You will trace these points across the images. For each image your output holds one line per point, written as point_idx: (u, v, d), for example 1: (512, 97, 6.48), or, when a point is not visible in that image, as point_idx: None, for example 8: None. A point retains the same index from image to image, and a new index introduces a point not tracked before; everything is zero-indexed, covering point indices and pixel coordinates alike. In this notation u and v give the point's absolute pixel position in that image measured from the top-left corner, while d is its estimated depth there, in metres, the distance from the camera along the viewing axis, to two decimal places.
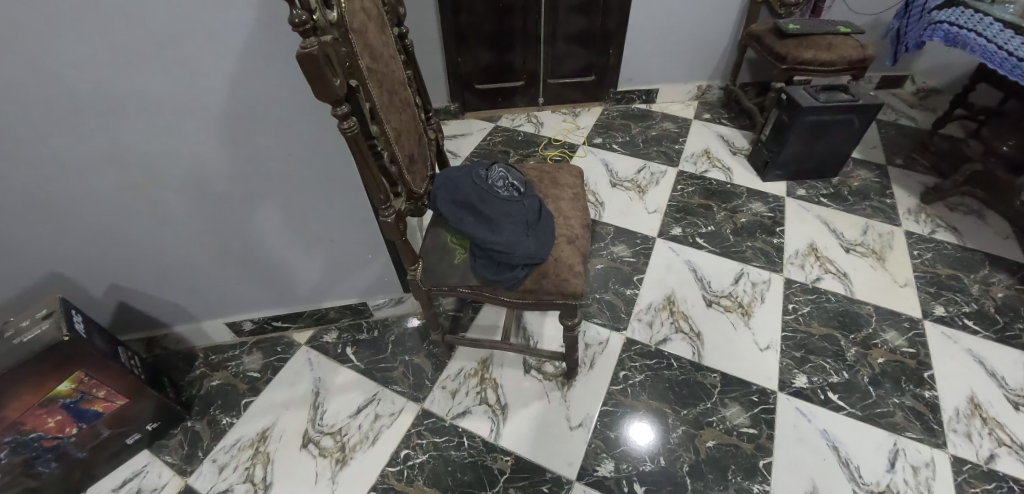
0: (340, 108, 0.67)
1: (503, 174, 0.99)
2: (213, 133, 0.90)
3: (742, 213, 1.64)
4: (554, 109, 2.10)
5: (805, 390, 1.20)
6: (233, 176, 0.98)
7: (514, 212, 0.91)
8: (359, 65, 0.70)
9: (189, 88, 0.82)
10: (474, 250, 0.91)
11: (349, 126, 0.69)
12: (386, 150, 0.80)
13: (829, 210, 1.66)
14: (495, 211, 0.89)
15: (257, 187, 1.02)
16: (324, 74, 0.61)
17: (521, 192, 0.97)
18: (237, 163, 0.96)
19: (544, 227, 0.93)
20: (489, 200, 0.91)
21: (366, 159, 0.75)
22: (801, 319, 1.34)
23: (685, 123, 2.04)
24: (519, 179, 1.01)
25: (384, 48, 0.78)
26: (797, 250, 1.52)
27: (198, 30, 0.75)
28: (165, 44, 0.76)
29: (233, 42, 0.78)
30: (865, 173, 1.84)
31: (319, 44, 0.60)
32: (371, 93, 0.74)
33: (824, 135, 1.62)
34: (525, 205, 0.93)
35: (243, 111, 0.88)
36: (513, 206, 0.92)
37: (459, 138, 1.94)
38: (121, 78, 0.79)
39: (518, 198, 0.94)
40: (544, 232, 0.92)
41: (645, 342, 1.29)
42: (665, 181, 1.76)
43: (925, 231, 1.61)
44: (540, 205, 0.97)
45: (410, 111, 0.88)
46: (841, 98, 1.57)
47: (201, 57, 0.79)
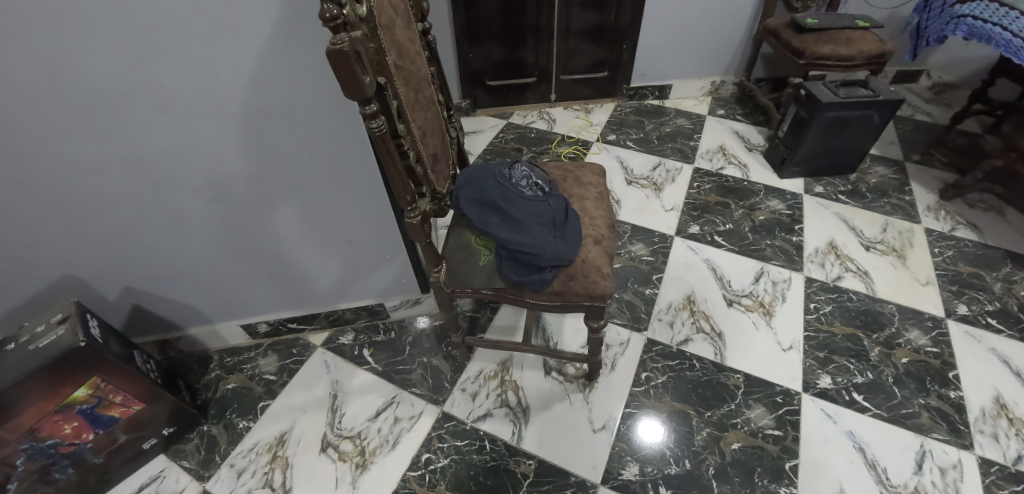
0: (369, 107, 0.65)
1: (526, 173, 0.97)
2: (232, 133, 0.88)
3: (760, 211, 1.62)
4: (566, 106, 2.07)
5: (829, 391, 1.18)
6: (251, 177, 0.96)
7: (541, 212, 0.88)
8: (388, 63, 0.68)
9: (209, 86, 0.80)
10: (500, 251, 0.88)
11: (378, 125, 0.67)
12: (412, 150, 0.78)
13: (848, 207, 1.64)
14: (522, 211, 0.87)
15: (275, 188, 0.99)
16: (355, 72, 0.59)
17: (546, 192, 0.95)
18: (255, 164, 0.94)
19: (571, 227, 0.91)
20: (515, 199, 0.89)
21: (394, 159, 0.72)
22: (823, 319, 1.32)
23: (699, 119, 2.02)
24: (542, 179, 0.99)
25: (411, 44, 0.75)
26: (817, 248, 1.50)
27: (220, 28, 0.73)
28: (186, 43, 0.73)
29: (256, 41, 0.75)
30: (882, 169, 1.81)
31: (350, 40, 0.58)
32: (398, 91, 0.71)
33: (843, 131, 1.60)
34: (551, 205, 0.91)
35: (264, 110, 0.85)
36: (539, 206, 0.89)
37: (471, 136, 1.92)
38: (140, 77, 0.76)
39: (543, 198, 0.92)
40: (572, 233, 0.90)
41: (666, 343, 1.27)
42: (681, 179, 1.74)
43: (945, 228, 1.59)
44: (566, 205, 0.95)
45: (434, 109, 0.85)
46: (861, 94, 1.54)
47: (223, 55, 0.76)
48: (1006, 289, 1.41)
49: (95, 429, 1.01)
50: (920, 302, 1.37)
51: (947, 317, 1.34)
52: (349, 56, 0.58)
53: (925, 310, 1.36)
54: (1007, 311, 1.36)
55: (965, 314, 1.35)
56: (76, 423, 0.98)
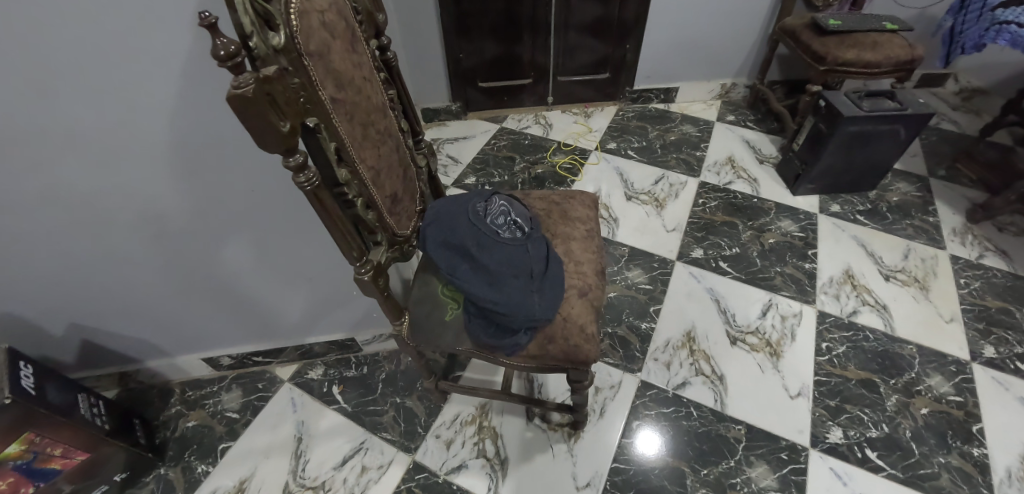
0: (294, 158, 0.52)
1: (504, 209, 0.84)
2: (166, 169, 0.76)
3: (770, 233, 1.48)
4: (563, 109, 1.93)
5: (839, 446, 1.07)
6: (195, 213, 0.84)
7: (517, 261, 0.76)
8: (321, 98, 0.54)
9: (132, 119, 0.68)
10: (469, 307, 0.77)
11: (308, 179, 0.54)
12: (360, 197, 0.65)
13: (867, 230, 1.51)
14: (495, 260, 0.75)
15: (223, 224, 0.88)
16: (266, 123, 0.46)
17: (526, 232, 0.82)
18: (197, 200, 0.82)
19: (553, 277, 0.78)
20: (489, 245, 0.76)
21: (334, 213, 0.60)
22: (836, 362, 1.20)
23: (707, 126, 1.87)
24: (524, 215, 0.86)
25: (358, 70, 0.61)
26: (831, 277, 1.37)
27: (132, 54, 0.60)
28: (91, 71, 0.61)
29: (177, 67, 0.63)
30: (904, 186, 1.67)
31: (257, 82, 0.44)
32: (338, 131, 0.58)
33: (866, 147, 1.45)
34: (531, 251, 0.78)
35: (201, 143, 0.74)
36: (516, 252, 0.77)
37: (460, 142, 1.79)
38: (42, 111, 0.64)
39: (522, 241, 0.79)
40: (553, 285, 0.77)
41: (662, 386, 1.16)
42: (685, 194, 1.61)
43: (972, 255, 1.45)
44: (548, 249, 0.82)
45: (393, 142, 0.72)
46: (887, 107, 1.40)
47: (143, 83, 0.64)
48: None
49: (35, 484, 0.90)
50: (942, 342, 1.25)
51: (972, 360, 1.22)
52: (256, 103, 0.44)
53: (947, 352, 1.23)
54: None
55: (992, 358, 1.23)
56: (11, 479, 0.85)
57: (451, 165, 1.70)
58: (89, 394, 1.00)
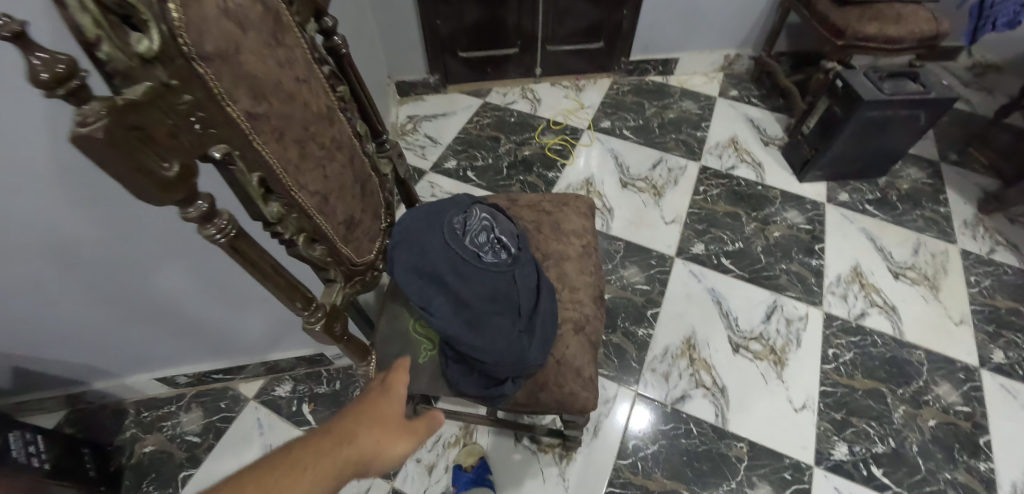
0: (194, 207, 0.37)
1: (485, 224, 0.70)
2: (63, 191, 0.60)
3: (775, 225, 1.37)
4: (553, 81, 1.75)
5: (845, 464, 1.01)
6: (109, 236, 0.68)
7: (504, 297, 0.63)
8: (228, 115, 0.39)
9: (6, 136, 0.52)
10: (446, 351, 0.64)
11: (219, 230, 0.40)
12: (302, 233, 0.51)
13: (877, 221, 1.41)
14: (479, 296, 0.62)
15: (150, 244, 0.73)
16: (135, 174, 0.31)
17: (514, 254, 0.69)
18: (110, 220, 0.66)
19: (545, 313, 0.66)
20: (470, 278, 0.62)
21: (266, 264, 0.45)
22: (843, 370, 1.13)
23: (708, 102, 1.71)
24: (511, 232, 0.72)
25: (287, 70, 0.45)
26: (839, 275, 1.28)
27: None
28: None
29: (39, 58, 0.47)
30: (914, 171, 1.56)
31: (115, 114, 0.29)
32: (262, 157, 0.43)
33: (883, 133, 1.34)
34: (520, 282, 0.66)
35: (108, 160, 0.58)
36: (503, 286, 0.64)
37: (440, 119, 1.60)
38: None
39: (510, 269, 0.66)
40: (545, 323, 0.66)
41: (660, 401, 1.08)
42: (685, 180, 1.47)
43: (983, 250, 1.38)
44: (539, 277, 0.69)
45: (345, 155, 0.57)
46: (910, 90, 1.27)
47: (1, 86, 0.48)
48: None
49: None
50: (950, 347, 1.19)
51: (981, 367, 1.16)
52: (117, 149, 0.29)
53: (956, 358, 1.17)
54: None
55: (1000, 363, 1.17)
56: None
57: (430, 146, 1.53)
58: (24, 429, 0.85)
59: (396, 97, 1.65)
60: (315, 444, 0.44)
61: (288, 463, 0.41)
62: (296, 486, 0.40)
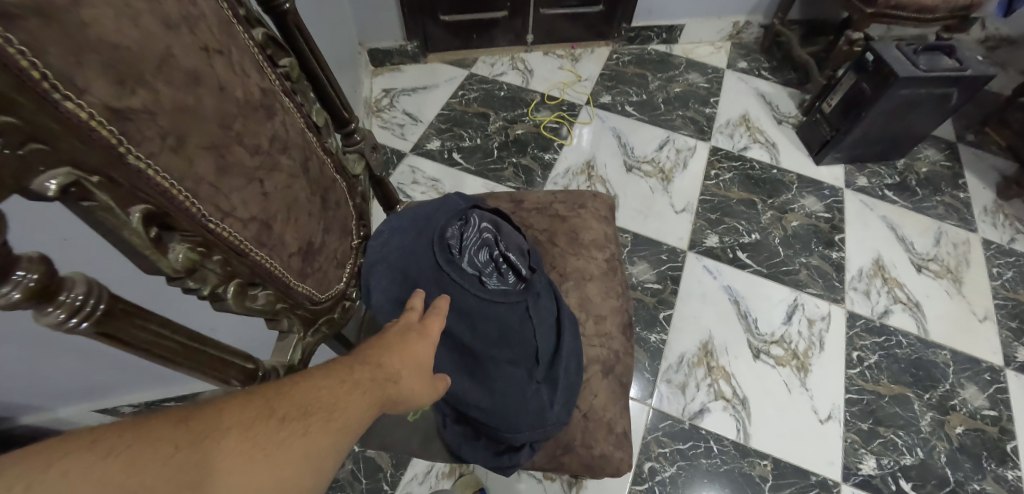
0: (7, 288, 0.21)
1: (486, 239, 0.55)
2: None
3: (792, 213, 1.25)
4: (546, 50, 1.55)
5: (873, 479, 0.93)
6: None
7: (515, 339, 0.50)
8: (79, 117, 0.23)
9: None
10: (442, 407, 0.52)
11: (69, 309, 0.24)
12: (234, 279, 0.35)
13: (897, 208, 1.31)
14: (482, 340, 0.49)
15: None
16: None
17: (526, 279, 0.54)
18: None
19: (567, 353, 0.53)
20: (469, 318, 0.49)
21: (175, 340, 0.30)
22: (868, 375, 1.04)
23: (716, 74, 1.56)
24: (520, 248, 0.57)
25: (185, 35, 0.29)
26: (861, 269, 1.18)
27: None
28: None
29: None
30: (933, 152, 1.46)
31: None
32: (152, 177, 0.27)
33: (911, 113, 1.22)
34: (534, 315, 0.52)
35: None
36: (512, 324, 0.50)
37: (420, 93, 1.41)
38: None
39: (520, 300, 0.52)
40: (567, 367, 0.52)
41: (677, 416, 0.97)
42: (694, 163, 1.34)
43: (1004, 239, 1.30)
44: (558, 304, 0.55)
45: (295, 158, 0.41)
46: (945, 66, 1.14)
47: None
48: None
49: None
50: (975, 346, 1.11)
51: (1006, 366, 1.09)
52: None
53: (981, 357, 1.10)
54: None
55: None
56: None
57: (409, 124, 1.34)
58: None
59: (369, 67, 1.44)
60: (347, 371, 0.36)
61: (322, 388, 0.33)
62: (336, 425, 0.32)
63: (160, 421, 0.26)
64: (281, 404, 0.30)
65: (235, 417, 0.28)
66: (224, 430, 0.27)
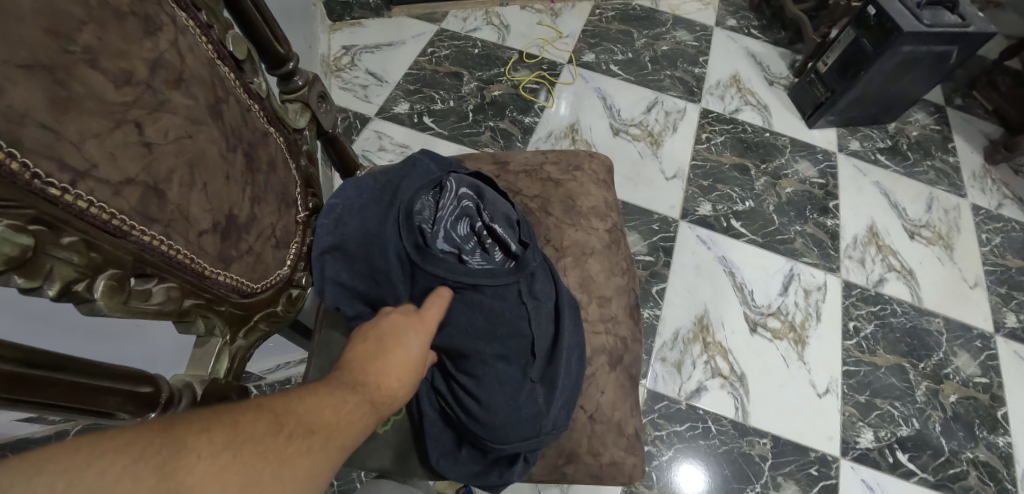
0: None
1: (463, 205, 0.45)
2: None
3: (786, 179, 1.19)
4: (523, 3, 1.41)
5: (871, 452, 0.91)
6: None
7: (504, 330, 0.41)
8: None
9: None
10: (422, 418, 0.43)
11: None
12: (106, 270, 0.24)
13: (890, 173, 1.27)
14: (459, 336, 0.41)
15: None
16: None
17: (517, 256, 0.45)
18: None
19: (570, 343, 0.43)
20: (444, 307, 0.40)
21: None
22: (864, 346, 1.01)
23: (705, 32, 1.46)
24: (508, 217, 0.47)
25: None
26: (856, 237, 1.13)
27: None
28: None
29: None
30: (923, 116, 1.42)
31: None
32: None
33: (910, 72, 1.15)
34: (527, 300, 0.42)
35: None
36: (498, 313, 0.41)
37: (384, 50, 1.26)
38: None
39: (509, 282, 0.42)
40: (571, 358, 0.43)
41: (673, 397, 0.91)
42: (685, 127, 1.25)
43: (992, 204, 1.28)
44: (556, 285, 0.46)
45: (199, 99, 0.29)
46: (949, 22, 1.07)
47: None
48: None
49: None
50: (966, 313, 1.10)
51: (995, 332, 1.08)
52: None
53: (972, 324, 1.08)
54: None
55: (1014, 328, 1.10)
56: None
57: (374, 85, 1.19)
58: None
59: (325, 20, 1.26)
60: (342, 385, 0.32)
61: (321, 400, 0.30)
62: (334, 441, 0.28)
63: (115, 447, 0.20)
64: (269, 419, 0.26)
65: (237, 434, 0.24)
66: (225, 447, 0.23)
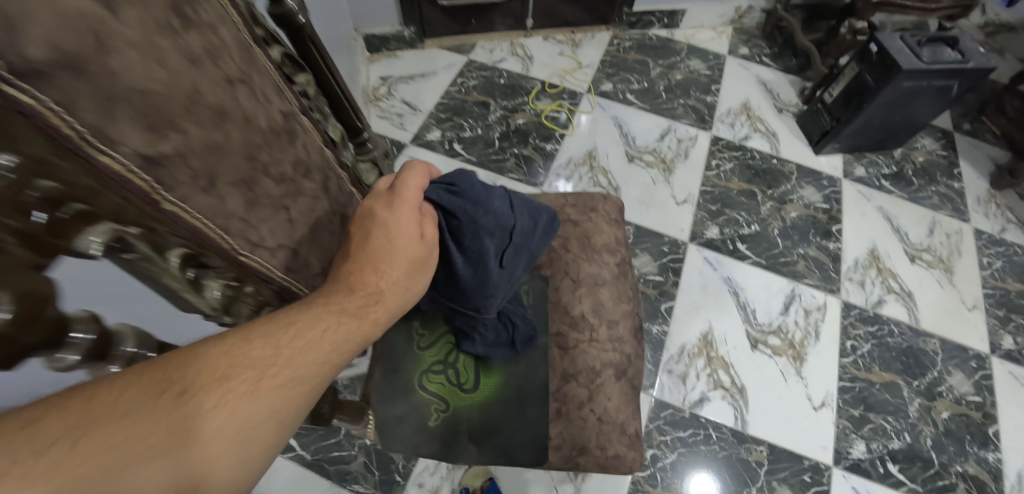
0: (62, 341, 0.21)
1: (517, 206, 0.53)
2: None
3: (791, 204, 1.27)
4: (546, 35, 1.51)
5: (862, 463, 0.98)
6: None
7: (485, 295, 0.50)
8: (89, 168, 0.22)
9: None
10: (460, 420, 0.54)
11: None
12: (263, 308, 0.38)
13: (893, 198, 1.33)
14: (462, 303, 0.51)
15: None
16: None
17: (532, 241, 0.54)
18: None
19: (532, 248, 0.52)
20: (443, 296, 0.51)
21: None
22: (860, 363, 1.08)
23: (717, 61, 1.54)
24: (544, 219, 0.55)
25: (212, 68, 0.27)
26: (856, 259, 1.20)
27: None
28: None
29: None
30: (930, 141, 1.47)
31: None
32: (186, 220, 0.27)
33: (912, 103, 1.21)
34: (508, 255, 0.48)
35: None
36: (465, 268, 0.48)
37: (418, 81, 1.37)
38: None
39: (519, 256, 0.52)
40: (528, 257, 0.52)
41: (678, 405, 1.00)
42: (696, 153, 1.33)
43: (995, 228, 1.33)
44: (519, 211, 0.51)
45: (316, 180, 0.40)
46: (948, 58, 1.13)
47: None
48: None
49: None
50: (963, 334, 1.15)
51: (991, 353, 1.14)
52: None
53: (968, 345, 1.14)
54: None
55: (1010, 349, 1.15)
56: None
57: (409, 114, 1.31)
58: None
59: (365, 53, 1.39)
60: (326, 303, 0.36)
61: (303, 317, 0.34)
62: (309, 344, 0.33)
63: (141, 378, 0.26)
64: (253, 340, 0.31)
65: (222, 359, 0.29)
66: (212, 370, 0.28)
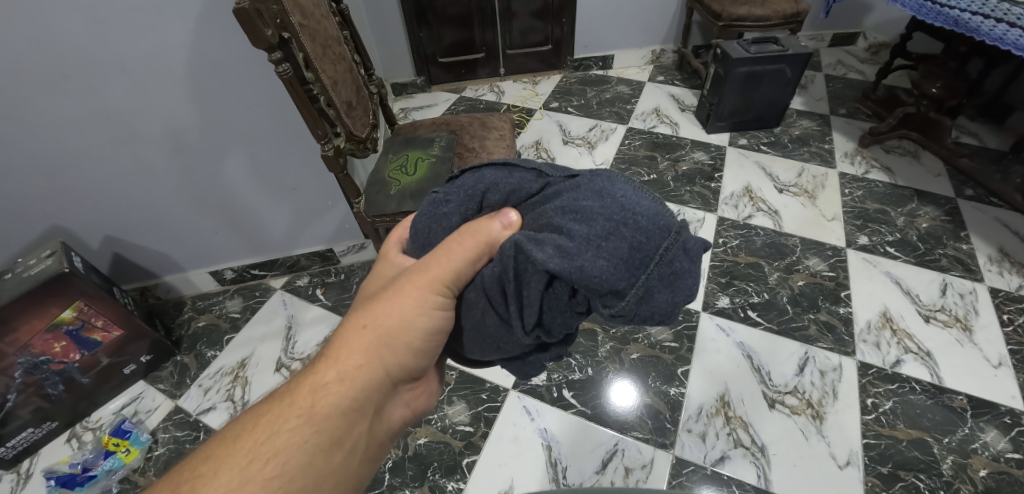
0: (275, 54, 0.84)
1: (566, 198, 0.50)
2: (181, 93, 1.02)
3: (684, 162, 1.73)
4: (515, 79, 2.19)
5: (726, 309, 1.33)
6: (200, 130, 1.09)
7: (515, 180, 0.56)
8: (291, 23, 0.88)
9: (182, 40, 0.95)
10: (405, 197, 1.06)
11: (284, 69, 0.85)
12: (331, 115, 1.00)
13: (768, 156, 1.75)
14: (545, 227, 0.48)
15: (219, 141, 1.13)
16: (255, 25, 0.78)
17: (557, 190, 0.52)
18: (203, 117, 1.07)
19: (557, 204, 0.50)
20: (565, 346, 0.58)
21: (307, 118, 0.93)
22: (729, 251, 1.47)
23: (639, 85, 2.11)
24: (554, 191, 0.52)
25: (317, 11, 0.98)
26: (732, 192, 1.62)
27: None
28: (139, 12, 0.89)
29: (189, 5, 0.91)
30: (807, 121, 1.91)
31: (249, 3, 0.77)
32: (303, 44, 0.91)
33: (759, 85, 1.70)
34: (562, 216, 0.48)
35: (220, 65, 1.00)
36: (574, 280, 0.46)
37: (426, 109, 2.06)
38: (104, 44, 0.92)
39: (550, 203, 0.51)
40: (558, 206, 0.49)
41: None
42: (615, 136, 1.84)
43: (859, 172, 1.70)
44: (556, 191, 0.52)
45: (345, 63, 1.07)
46: (771, 50, 1.64)
47: (166, 24, 0.92)
48: (909, 222, 1.53)
49: (81, 350, 1.16)
50: (822, 235, 1.49)
51: (847, 246, 1.46)
52: (250, 13, 0.77)
53: (827, 241, 1.48)
54: (907, 241, 1.48)
55: (865, 244, 1.47)
56: (64, 342, 1.13)
57: None
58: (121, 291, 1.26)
59: (392, 96, 2.12)
60: (279, 425, 0.49)
61: (265, 447, 0.47)
62: (280, 459, 0.47)
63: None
64: (209, 463, 0.47)
65: (208, 466, 0.46)
66: (202, 476, 0.46)
